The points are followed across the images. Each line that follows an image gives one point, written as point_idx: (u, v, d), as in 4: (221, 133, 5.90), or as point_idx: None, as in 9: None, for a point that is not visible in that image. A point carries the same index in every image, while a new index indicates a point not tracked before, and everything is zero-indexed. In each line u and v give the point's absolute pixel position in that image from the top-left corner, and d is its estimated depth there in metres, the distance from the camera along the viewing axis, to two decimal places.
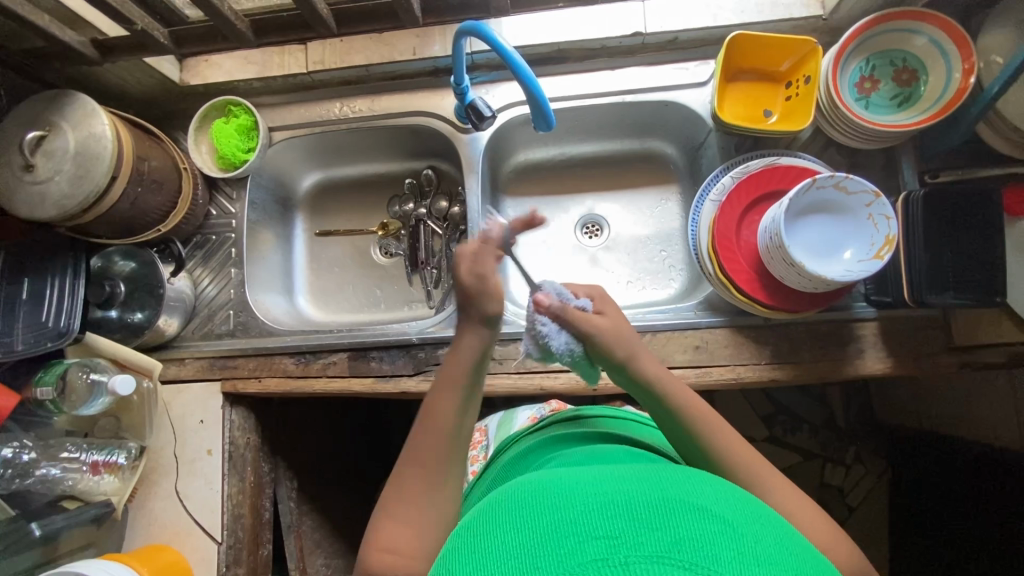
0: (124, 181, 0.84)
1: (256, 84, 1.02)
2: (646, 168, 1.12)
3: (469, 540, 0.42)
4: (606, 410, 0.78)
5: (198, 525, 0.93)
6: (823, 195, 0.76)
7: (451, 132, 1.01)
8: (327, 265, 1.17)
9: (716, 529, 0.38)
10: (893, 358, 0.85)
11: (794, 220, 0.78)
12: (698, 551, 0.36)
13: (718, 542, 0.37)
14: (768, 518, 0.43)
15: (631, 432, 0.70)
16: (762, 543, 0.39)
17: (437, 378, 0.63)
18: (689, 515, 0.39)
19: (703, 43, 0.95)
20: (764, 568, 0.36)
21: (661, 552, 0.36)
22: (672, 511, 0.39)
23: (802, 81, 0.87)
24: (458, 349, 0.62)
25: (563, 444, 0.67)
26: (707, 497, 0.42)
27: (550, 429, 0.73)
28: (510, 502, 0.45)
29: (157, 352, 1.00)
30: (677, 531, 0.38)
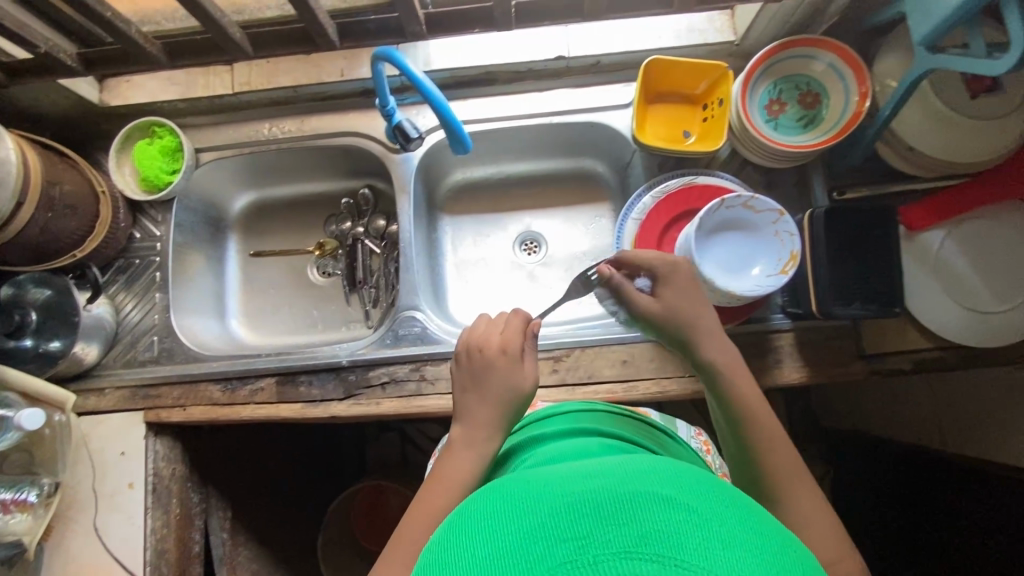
0: (32, 207, 0.81)
1: (180, 104, 1.00)
2: (580, 186, 1.14)
3: (444, 554, 0.42)
4: (578, 405, 0.78)
5: (118, 562, 0.90)
6: (728, 215, 0.78)
7: (383, 153, 1.01)
8: (262, 286, 1.15)
9: (682, 517, 0.38)
10: (809, 368, 0.88)
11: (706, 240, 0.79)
12: (664, 543, 0.36)
13: (685, 531, 0.37)
14: (739, 501, 0.43)
15: (598, 424, 0.71)
16: (730, 525, 0.39)
17: (434, 479, 0.64)
18: (654, 506, 0.39)
19: (626, 66, 0.98)
20: (731, 553, 0.36)
21: (628, 547, 0.36)
22: (635, 502, 0.39)
23: (717, 103, 0.90)
24: (464, 456, 0.65)
25: (539, 444, 0.67)
26: (674, 483, 0.42)
27: (520, 435, 0.73)
28: (484, 512, 0.45)
29: (75, 382, 0.96)
30: (642, 524, 0.37)
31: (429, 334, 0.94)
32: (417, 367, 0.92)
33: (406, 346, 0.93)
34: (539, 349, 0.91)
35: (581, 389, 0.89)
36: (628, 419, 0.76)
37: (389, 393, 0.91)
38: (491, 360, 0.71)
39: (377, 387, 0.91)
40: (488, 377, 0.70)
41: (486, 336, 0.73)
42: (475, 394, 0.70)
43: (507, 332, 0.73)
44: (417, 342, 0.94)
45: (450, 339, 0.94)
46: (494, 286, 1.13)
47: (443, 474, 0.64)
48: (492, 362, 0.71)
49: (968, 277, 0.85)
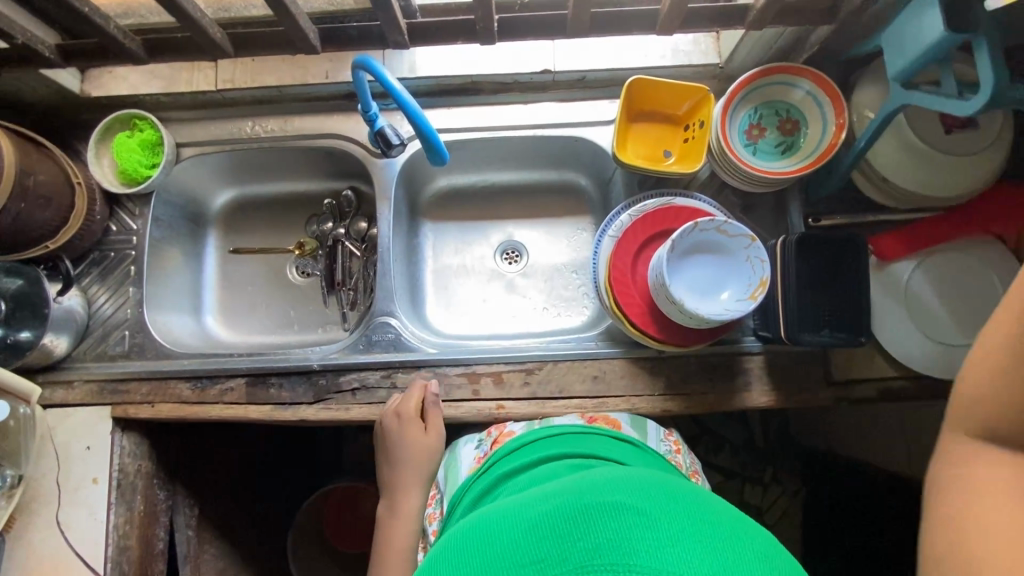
0: (3, 197, 0.80)
1: (163, 98, 1.00)
2: (563, 199, 1.15)
3: None
4: (542, 432, 0.78)
5: (79, 558, 0.90)
6: (711, 240, 0.79)
7: (365, 157, 1.01)
8: (240, 283, 1.15)
9: (630, 522, 0.42)
10: (777, 391, 0.89)
11: (683, 261, 0.80)
12: (615, 553, 0.40)
13: (634, 536, 0.41)
14: (683, 496, 0.47)
15: (566, 445, 0.72)
16: (677, 519, 0.43)
17: (385, 550, 0.81)
18: (604, 516, 0.43)
19: (612, 83, 0.99)
20: (677, 547, 0.41)
21: (583, 564, 0.41)
22: (586, 520, 0.44)
23: (697, 125, 0.91)
24: (400, 524, 0.83)
25: (508, 479, 0.67)
26: (621, 492, 0.47)
27: (497, 469, 0.72)
28: (456, 545, 0.49)
29: (43, 374, 0.95)
30: (594, 538, 0.42)
31: (402, 341, 0.94)
32: (388, 374, 0.92)
33: (379, 352, 0.93)
34: (510, 361, 0.91)
35: (550, 403, 0.90)
36: (600, 436, 0.75)
37: (359, 399, 0.91)
38: (393, 429, 0.87)
39: (348, 391, 0.91)
40: (397, 445, 0.86)
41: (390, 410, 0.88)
42: (395, 464, 0.87)
43: (405, 403, 0.87)
44: (390, 349, 0.94)
45: (423, 347, 0.94)
46: (472, 294, 1.13)
47: (395, 543, 0.81)
48: (395, 434, 0.86)
49: (936, 309, 0.87)
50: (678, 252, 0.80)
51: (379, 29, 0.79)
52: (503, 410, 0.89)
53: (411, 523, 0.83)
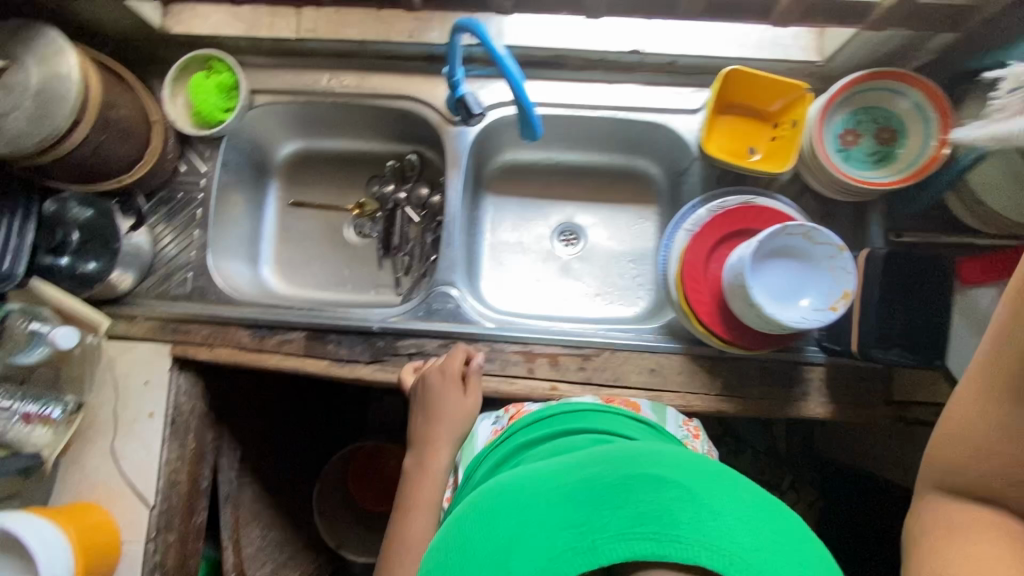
0: (88, 127, 0.80)
1: (242, 42, 0.98)
2: (628, 185, 1.13)
3: (469, 545, 0.51)
4: (562, 407, 0.79)
5: (131, 488, 0.92)
6: (797, 244, 0.77)
7: (440, 123, 0.99)
8: (297, 237, 1.15)
9: (673, 497, 0.48)
10: (835, 405, 0.88)
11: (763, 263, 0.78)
12: (660, 522, 0.45)
13: (677, 508, 0.47)
14: (707, 476, 0.52)
15: (585, 422, 0.73)
16: (715, 499, 0.49)
17: (411, 504, 0.78)
18: (646, 490, 0.48)
19: (701, 71, 0.95)
20: (718, 521, 0.46)
21: (626, 529, 0.45)
22: (626, 496, 0.48)
23: (789, 124, 0.88)
24: (429, 479, 0.80)
25: (528, 448, 0.69)
26: (655, 471, 0.51)
27: (513, 440, 0.73)
28: (499, 502, 0.54)
29: (106, 307, 0.96)
30: (638, 507, 0.47)
31: (461, 312, 0.94)
32: (446, 343, 0.92)
33: (437, 321, 0.93)
34: (568, 344, 0.91)
35: (605, 391, 0.89)
36: (619, 414, 0.76)
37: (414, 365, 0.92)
38: (433, 385, 0.85)
39: (404, 356, 0.92)
40: (436, 402, 0.84)
41: (432, 367, 0.87)
42: (430, 420, 0.83)
43: (449, 361, 0.86)
44: (449, 319, 0.94)
45: (481, 321, 0.93)
46: (527, 273, 1.12)
47: (423, 499, 0.78)
48: (435, 390, 0.84)
49: None
50: (761, 253, 0.77)
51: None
52: (557, 392, 0.89)
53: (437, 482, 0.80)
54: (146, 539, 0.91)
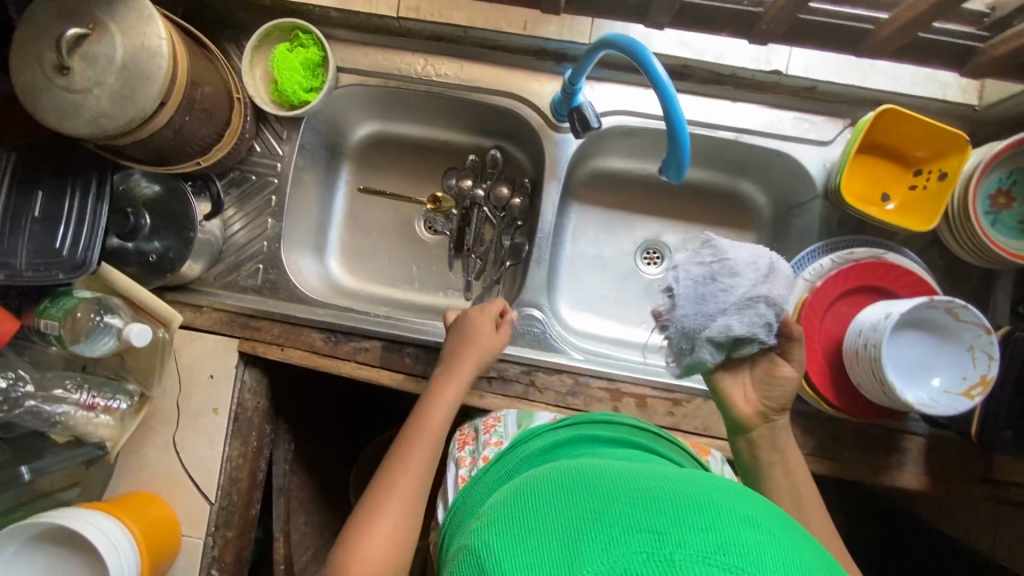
0: (173, 108, 0.71)
1: (333, 14, 0.88)
2: (726, 208, 1.04)
3: (504, 519, 0.43)
4: (632, 421, 0.76)
5: (192, 482, 0.89)
6: (770, 284, 0.69)
7: (541, 127, 0.90)
8: (365, 226, 1.08)
9: (765, 540, 0.37)
10: (930, 477, 0.85)
11: (750, 310, 0.70)
12: (746, 559, 0.35)
13: (770, 556, 0.36)
14: (801, 536, 0.41)
15: (656, 447, 0.69)
16: (807, 561, 0.38)
17: (417, 421, 0.73)
18: (736, 522, 0.38)
19: (838, 100, 0.86)
20: None
21: (705, 552, 0.35)
22: (721, 515, 0.38)
23: (937, 175, 0.80)
24: (440, 403, 0.75)
25: (584, 448, 0.63)
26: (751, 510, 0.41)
27: (572, 429, 0.69)
28: (552, 487, 0.45)
29: (172, 292, 0.91)
30: (724, 535, 0.37)
31: (547, 338, 0.89)
32: (529, 371, 0.87)
33: (522, 345, 0.88)
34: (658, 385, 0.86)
35: (693, 438, 0.85)
36: (673, 446, 0.73)
37: (494, 389, 0.87)
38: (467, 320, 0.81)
39: (484, 379, 0.87)
40: (468, 336, 0.79)
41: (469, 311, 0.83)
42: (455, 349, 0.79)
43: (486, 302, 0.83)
44: (534, 344, 0.88)
45: (567, 350, 0.88)
46: (605, 290, 1.06)
47: (434, 419, 0.73)
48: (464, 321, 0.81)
49: None
50: (721, 293, 0.70)
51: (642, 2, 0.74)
52: None
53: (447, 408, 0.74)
54: (206, 535, 0.89)
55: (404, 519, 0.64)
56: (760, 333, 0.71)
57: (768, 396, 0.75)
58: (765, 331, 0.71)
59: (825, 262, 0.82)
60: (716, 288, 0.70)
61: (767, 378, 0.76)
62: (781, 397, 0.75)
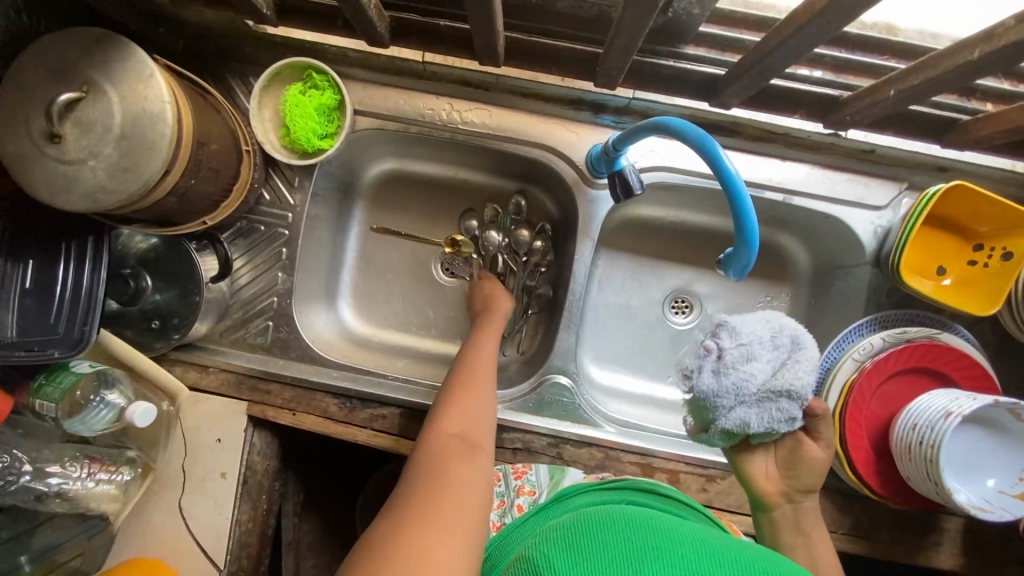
0: (179, 173, 0.65)
1: (351, 53, 0.80)
2: (762, 261, 0.98)
3: (567, 538, 0.47)
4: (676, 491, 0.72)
5: (199, 549, 0.85)
6: (797, 371, 0.61)
7: (575, 182, 0.83)
8: (379, 269, 1.02)
9: None
10: (966, 559, 0.82)
11: (771, 402, 0.62)
12: None
13: None
14: None
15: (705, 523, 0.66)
16: None
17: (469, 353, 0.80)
18: None
19: (894, 164, 0.81)
20: None
21: None
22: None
23: (999, 253, 0.74)
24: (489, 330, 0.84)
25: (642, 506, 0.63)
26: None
27: (627, 494, 0.67)
28: (612, 524, 0.49)
29: (176, 351, 0.85)
30: None
31: (577, 408, 0.84)
32: (556, 443, 0.83)
33: (549, 415, 0.84)
34: (692, 461, 0.82)
35: (728, 516, 0.81)
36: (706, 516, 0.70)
37: (519, 461, 0.82)
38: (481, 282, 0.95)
39: (508, 450, 0.83)
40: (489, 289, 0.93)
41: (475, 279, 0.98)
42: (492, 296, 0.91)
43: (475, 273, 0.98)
44: (563, 415, 0.84)
45: (597, 421, 0.84)
46: (632, 342, 1.01)
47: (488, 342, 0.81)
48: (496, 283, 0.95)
49: None
50: (746, 384, 0.61)
51: (713, 79, 0.72)
52: None
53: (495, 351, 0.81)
54: None
55: (476, 426, 0.68)
56: (780, 424, 0.64)
57: (792, 476, 0.68)
58: (784, 420, 0.64)
59: (874, 338, 0.78)
60: (740, 378, 0.61)
61: (792, 457, 0.69)
62: (808, 478, 0.67)
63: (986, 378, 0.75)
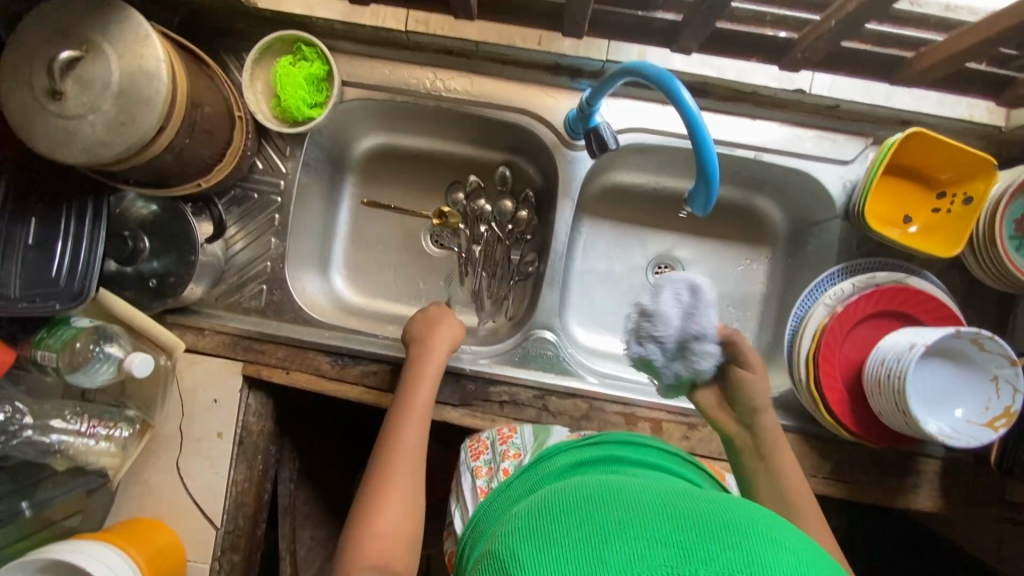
0: (173, 131, 0.68)
1: (337, 25, 0.84)
2: (740, 224, 1.02)
3: (533, 523, 0.43)
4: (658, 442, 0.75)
5: (197, 507, 0.87)
6: (700, 316, 0.66)
7: (554, 144, 0.87)
8: (370, 241, 1.05)
9: (792, 562, 0.38)
10: (945, 501, 0.84)
11: (690, 350, 0.68)
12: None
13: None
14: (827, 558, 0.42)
15: (684, 471, 0.68)
16: None
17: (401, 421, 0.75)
18: (766, 547, 0.39)
19: (861, 119, 0.84)
20: None
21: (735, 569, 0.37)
22: (749, 537, 0.40)
23: (961, 198, 0.78)
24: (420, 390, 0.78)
25: (617, 463, 0.63)
26: (785, 536, 0.42)
27: (606, 449, 0.67)
28: (581, 496, 0.45)
29: (174, 314, 0.89)
30: (754, 556, 0.38)
31: (560, 360, 0.87)
32: (541, 395, 0.85)
33: (534, 368, 0.87)
34: (673, 410, 0.84)
35: (710, 462, 0.83)
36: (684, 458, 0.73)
37: (506, 414, 0.85)
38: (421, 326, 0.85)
39: (495, 403, 0.85)
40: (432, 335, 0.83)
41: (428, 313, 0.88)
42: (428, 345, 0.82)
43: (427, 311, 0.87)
44: (547, 368, 0.87)
45: (581, 374, 0.87)
46: (616, 306, 1.03)
47: (414, 406, 0.76)
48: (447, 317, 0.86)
49: None
50: (659, 339, 0.67)
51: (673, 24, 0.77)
52: None
53: (423, 418, 0.76)
54: (213, 558, 0.87)
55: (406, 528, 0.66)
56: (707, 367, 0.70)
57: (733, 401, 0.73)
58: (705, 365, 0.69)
59: (844, 284, 0.81)
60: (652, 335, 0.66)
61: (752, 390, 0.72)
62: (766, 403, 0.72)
63: (953, 319, 0.78)
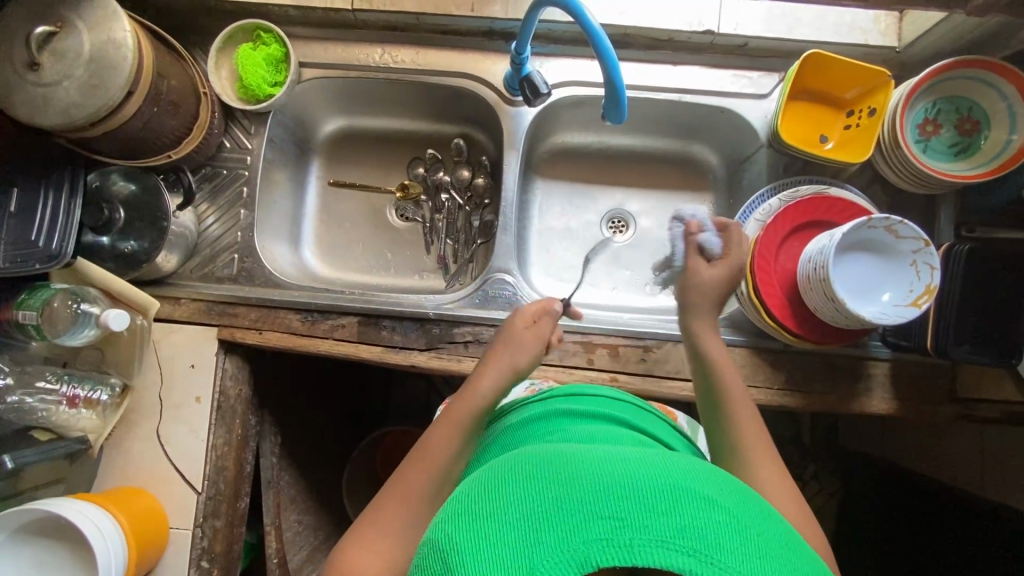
0: (140, 99, 0.75)
1: (292, 11, 0.94)
2: (683, 171, 1.08)
3: (471, 505, 0.44)
4: (602, 391, 0.77)
5: (177, 471, 0.89)
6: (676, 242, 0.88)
7: (497, 102, 0.95)
8: (339, 218, 1.11)
9: (721, 520, 0.40)
10: (898, 401, 0.87)
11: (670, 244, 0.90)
12: (703, 540, 0.38)
13: (721, 534, 0.39)
14: (752, 499, 0.45)
15: (629, 415, 0.70)
16: (759, 532, 0.41)
17: (418, 459, 0.64)
18: (696, 505, 0.41)
19: (771, 55, 0.93)
20: (761, 559, 0.39)
21: (664, 536, 0.38)
22: (679, 495, 0.41)
23: (866, 111, 0.85)
24: (442, 431, 0.66)
25: (568, 416, 0.66)
26: (713, 485, 0.44)
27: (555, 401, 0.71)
28: (519, 468, 0.46)
29: (152, 287, 0.93)
30: (683, 518, 0.39)
31: (518, 300, 0.92)
32: None
33: (494, 308, 0.91)
34: (630, 335, 0.88)
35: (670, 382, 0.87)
36: (626, 403, 0.74)
37: (471, 353, 0.89)
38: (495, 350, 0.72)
39: (460, 344, 0.89)
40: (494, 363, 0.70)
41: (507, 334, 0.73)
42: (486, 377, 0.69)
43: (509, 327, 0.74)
44: (506, 307, 0.91)
45: None
46: (575, 259, 1.08)
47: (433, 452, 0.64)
48: (507, 346, 0.71)
49: None
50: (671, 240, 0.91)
51: None
52: (617, 383, 0.87)
53: (440, 465, 0.64)
54: (195, 524, 0.88)
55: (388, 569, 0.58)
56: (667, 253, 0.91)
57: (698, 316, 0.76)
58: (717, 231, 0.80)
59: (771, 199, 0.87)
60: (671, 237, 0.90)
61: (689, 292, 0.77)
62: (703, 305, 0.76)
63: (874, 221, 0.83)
